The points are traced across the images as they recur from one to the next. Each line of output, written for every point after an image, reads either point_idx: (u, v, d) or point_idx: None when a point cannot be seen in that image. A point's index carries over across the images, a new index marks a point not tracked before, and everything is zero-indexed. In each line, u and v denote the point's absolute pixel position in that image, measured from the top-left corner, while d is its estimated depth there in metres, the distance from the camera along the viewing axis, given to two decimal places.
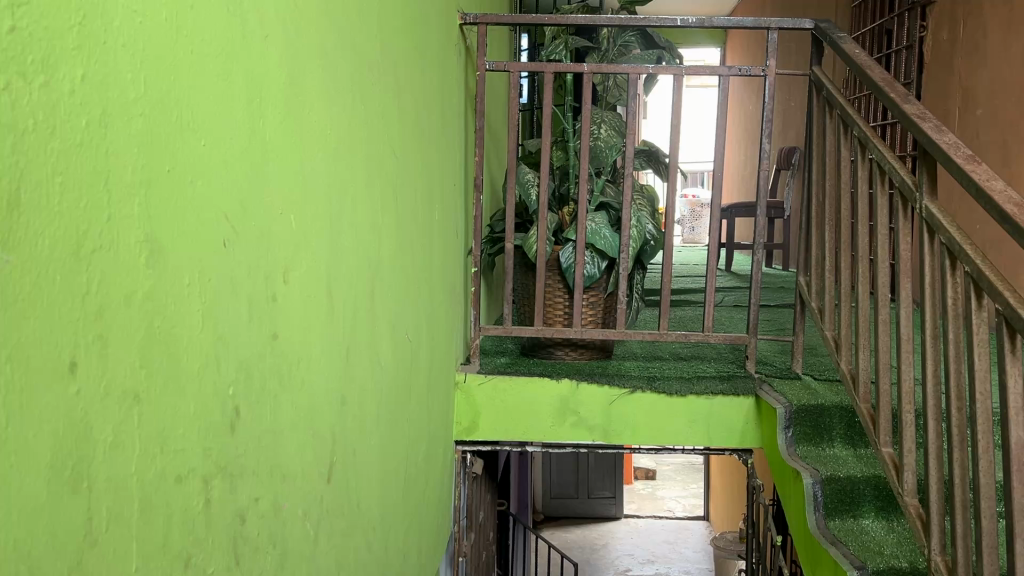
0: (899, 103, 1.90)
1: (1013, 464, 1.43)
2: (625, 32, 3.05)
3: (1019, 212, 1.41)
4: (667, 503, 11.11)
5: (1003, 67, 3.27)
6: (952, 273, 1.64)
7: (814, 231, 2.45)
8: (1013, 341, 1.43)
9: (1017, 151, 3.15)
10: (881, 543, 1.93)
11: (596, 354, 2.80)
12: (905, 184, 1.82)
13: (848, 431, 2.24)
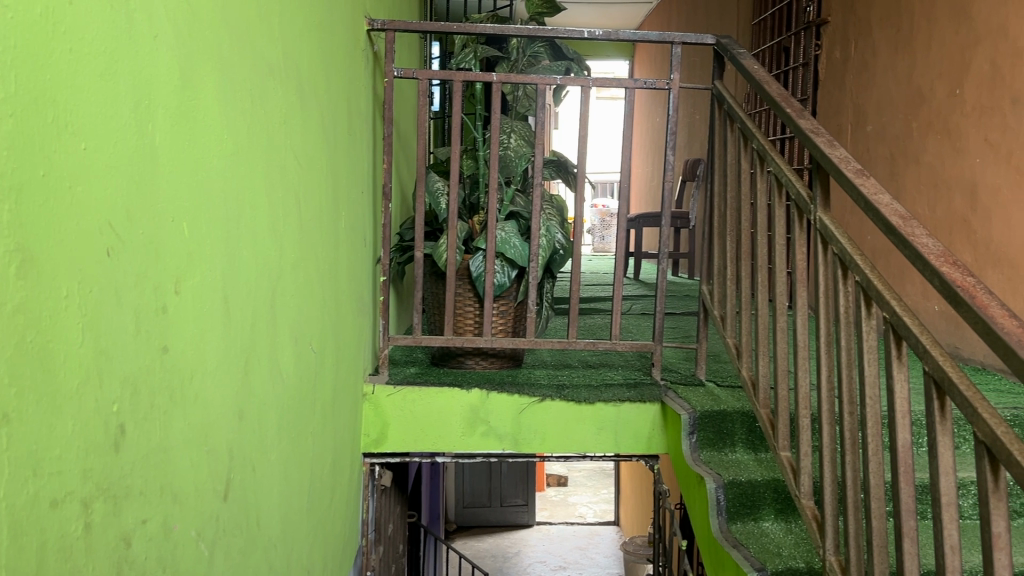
0: (795, 118, 1.97)
1: (900, 465, 1.49)
2: (534, 42, 3.06)
3: (904, 225, 1.48)
4: (578, 509, 11.22)
5: (891, 86, 3.43)
6: (844, 282, 1.70)
7: (716, 241, 2.51)
8: (899, 348, 1.50)
9: (904, 165, 3.32)
10: (780, 544, 1.98)
11: (506, 363, 2.80)
12: (800, 197, 1.89)
13: (749, 436, 2.30)
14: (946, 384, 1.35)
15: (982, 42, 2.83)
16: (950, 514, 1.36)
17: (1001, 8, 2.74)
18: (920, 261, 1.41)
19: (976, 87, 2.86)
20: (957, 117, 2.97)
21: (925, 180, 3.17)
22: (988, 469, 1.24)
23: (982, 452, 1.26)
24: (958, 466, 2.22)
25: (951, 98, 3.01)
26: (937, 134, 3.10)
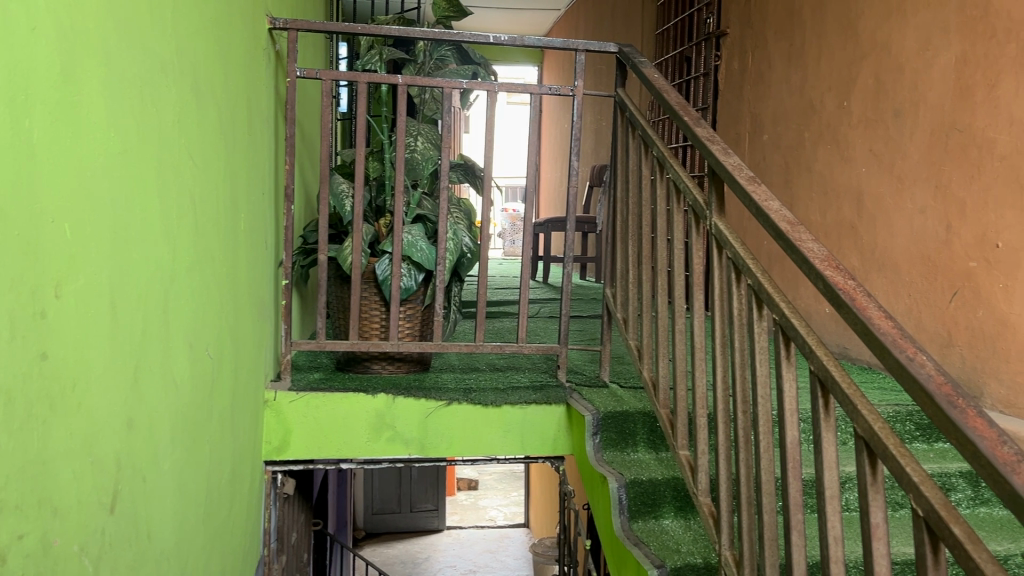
0: (692, 126, 2.03)
1: (789, 461, 1.55)
2: (440, 46, 3.06)
3: (792, 231, 1.55)
4: (489, 513, 11.23)
5: (785, 97, 3.57)
6: (738, 285, 1.77)
7: (619, 245, 2.56)
8: (787, 348, 1.56)
9: (798, 173, 3.46)
10: (680, 541, 2.04)
11: (413, 367, 2.78)
12: (697, 202, 1.95)
13: (650, 435, 2.35)
14: (829, 382, 1.41)
15: (867, 57, 2.98)
16: (834, 507, 1.42)
17: (884, 25, 2.89)
18: (806, 264, 1.47)
19: (862, 100, 3.01)
20: (845, 128, 3.11)
21: (816, 188, 3.31)
22: (867, 464, 1.31)
23: (861, 446, 1.33)
24: (841, 461, 2.33)
25: (839, 110, 3.16)
26: (826, 144, 3.24)
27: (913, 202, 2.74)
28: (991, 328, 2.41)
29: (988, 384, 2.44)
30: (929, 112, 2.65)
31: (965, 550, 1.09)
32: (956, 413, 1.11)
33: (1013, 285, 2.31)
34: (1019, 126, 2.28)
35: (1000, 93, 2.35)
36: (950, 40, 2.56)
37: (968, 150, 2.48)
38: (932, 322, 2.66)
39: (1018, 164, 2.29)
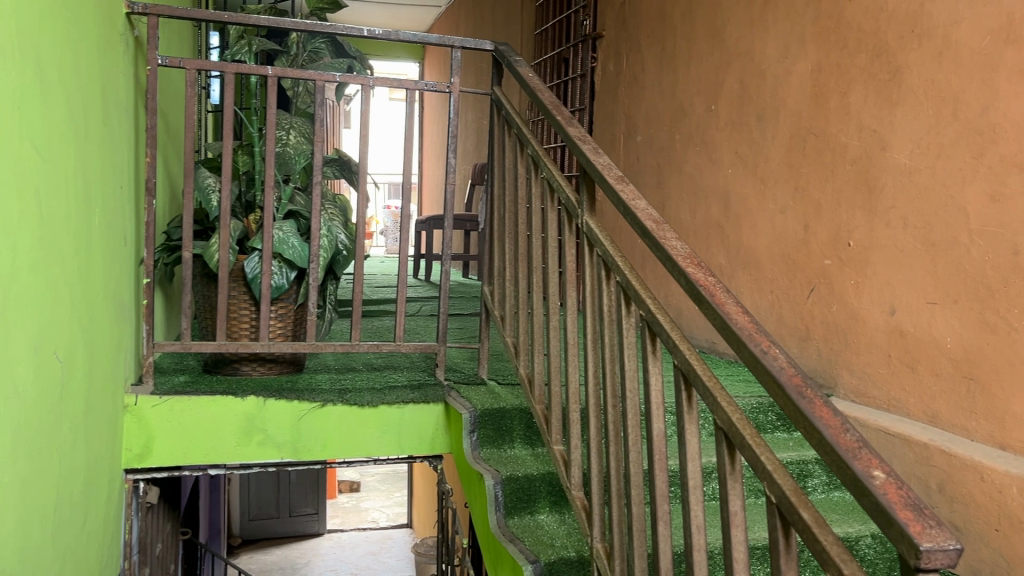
0: (564, 125, 2.05)
1: (655, 454, 1.59)
2: (314, 38, 2.98)
3: (657, 229, 1.58)
4: (371, 514, 11.08)
5: (657, 100, 3.67)
6: (608, 282, 1.80)
7: (496, 243, 2.56)
8: (653, 343, 1.60)
9: (670, 174, 3.57)
10: (554, 535, 2.05)
11: (286, 368, 2.70)
12: (569, 201, 1.97)
13: (527, 431, 2.35)
14: (692, 376, 1.46)
15: (733, 63, 3.10)
16: (696, 497, 1.46)
17: (748, 32, 3.01)
18: (670, 262, 1.51)
19: (728, 104, 3.13)
20: (713, 131, 3.23)
21: (687, 189, 3.43)
22: (726, 454, 1.36)
23: (720, 437, 1.37)
24: (705, 453, 2.41)
25: (707, 113, 3.27)
26: (696, 146, 3.36)
27: (774, 203, 2.87)
28: (844, 322, 2.55)
29: (841, 375, 2.59)
30: (789, 117, 2.78)
31: (812, 533, 1.14)
32: (804, 403, 1.16)
33: (863, 281, 2.46)
34: (868, 132, 2.43)
35: (852, 101, 2.49)
36: (807, 49, 2.69)
37: (823, 154, 2.62)
38: (793, 318, 2.79)
39: (867, 167, 2.43)
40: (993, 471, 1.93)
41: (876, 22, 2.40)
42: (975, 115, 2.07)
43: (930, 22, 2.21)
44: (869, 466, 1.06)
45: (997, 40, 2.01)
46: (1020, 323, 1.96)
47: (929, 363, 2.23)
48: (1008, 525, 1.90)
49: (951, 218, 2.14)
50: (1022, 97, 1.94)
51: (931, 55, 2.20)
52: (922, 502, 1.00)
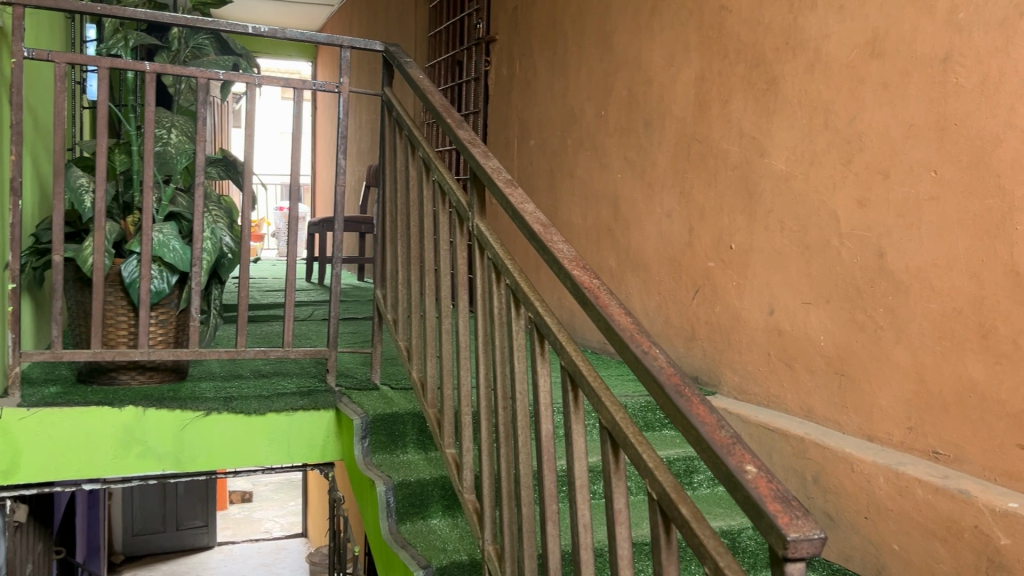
0: (454, 128, 2.04)
1: (544, 454, 1.60)
2: (197, 34, 2.88)
3: (544, 232, 1.60)
4: (264, 525, 10.78)
5: (549, 105, 3.71)
6: (498, 285, 1.80)
7: (388, 246, 2.53)
8: (542, 345, 1.62)
9: (562, 178, 3.62)
10: (446, 540, 2.05)
11: (167, 377, 2.58)
12: (459, 204, 1.97)
13: (419, 435, 2.33)
14: (578, 377, 1.48)
15: (621, 69, 3.17)
16: (583, 496, 1.48)
17: (635, 40, 3.09)
18: (557, 265, 1.53)
19: (617, 110, 3.20)
20: (603, 136, 3.30)
21: (578, 192, 3.49)
22: (610, 453, 1.38)
23: (605, 437, 1.40)
24: (593, 453, 2.45)
25: (597, 118, 3.34)
26: (587, 150, 3.41)
27: (661, 206, 2.95)
28: (727, 322, 2.65)
29: (724, 373, 2.68)
30: (674, 124, 2.87)
31: (691, 528, 1.18)
32: (682, 402, 1.19)
33: (744, 283, 2.56)
34: (748, 139, 2.52)
35: (732, 108, 2.59)
36: (690, 58, 2.78)
37: (706, 160, 2.71)
38: (679, 318, 2.88)
39: (747, 173, 2.53)
40: (862, 462, 2.04)
41: (754, 33, 2.50)
42: (844, 124, 2.18)
43: (802, 35, 2.32)
44: (741, 462, 1.09)
45: (863, 53, 2.13)
46: (885, 321, 2.08)
47: (804, 361, 2.34)
48: (876, 513, 2.01)
49: (823, 222, 2.25)
50: (886, 108, 2.07)
51: (804, 66, 2.31)
52: (790, 494, 1.04)
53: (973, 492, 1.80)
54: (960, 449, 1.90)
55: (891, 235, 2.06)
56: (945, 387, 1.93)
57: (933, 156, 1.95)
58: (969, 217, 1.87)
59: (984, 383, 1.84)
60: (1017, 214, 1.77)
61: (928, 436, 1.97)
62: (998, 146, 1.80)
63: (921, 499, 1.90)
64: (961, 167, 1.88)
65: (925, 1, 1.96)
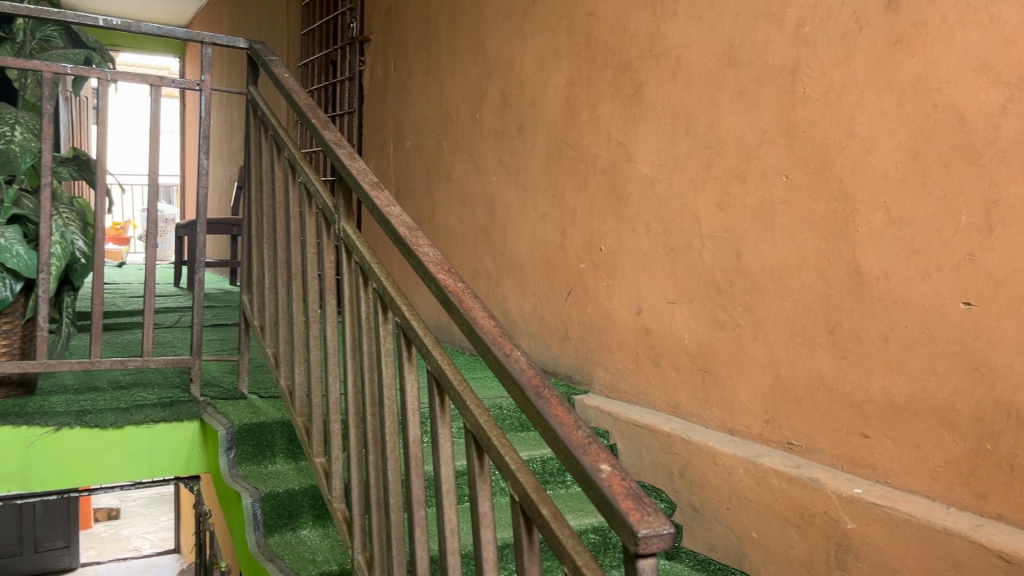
0: (320, 129, 2.00)
1: (412, 460, 1.58)
2: (44, 25, 2.71)
3: (410, 235, 1.58)
4: (133, 543, 10.25)
5: (424, 107, 3.69)
6: (364, 289, 1.77)
7: (255, 250, 2.45)
8: (409, 350, 1.60)
9: (438, 181, 3.61)
10: (316, 550, 2.00)
11: (13, 392, 2.41)
12: (326, 206, 1.92)
13: (288, 445, 2.26)
14: (444, 381, 1.47)
15: (495, 72, 3.19)
16: (450, 500, 1.47)
17: (507, 43, 3.11)
18: (421, 268, 1.51)
19: (491, 112, 3.22)
20: (478, 138, 3.31)
21: (455, 195, 3.49)
22: (475, 457, 1.38)
23: (470, 440, 1.39)
24: (460, 457, 2.45)
25: (472, 121, 3.34)
26: (462, 153, 3.41)
27: (535, 209, 2.98)
28: (598, 322, 2.70)
29: (596, 372, 2.73)
30: (546, 127, 2.91)
31: (551, 528, 1.19)
32: (541, 404, 1.20)
33: (613, 283, 2.62)
34: (616, 144, 2.59)
35: (600, 113, 2.64)
36: (561, 63, 2.83)
37: (576, 163, 2.76)
38: (552, 319, 2.92)
39: (615, 177, 2.59)
40: (724, 455, 2.12)
41: (620, 40, 2.56)
42: (704, 131, 2.27)
43: (665, 43, 2.40)
44: (597, 461, 1.11)
45: (720, 62, 2.22)
46: (743, 318, 2.17)
47: (670, 359, 2.41)
48: (737, 503, 2.10)
49: (686, 225, 2.33)
50: (741, 115, 2.16)
51: (667, 74, 2.39)
52: (641, 491, 1.07)
53: (822, 479, 1.91)
54: (811, 440, 2.01)
55: (748, 236, 2.15)
56: (797, 381, 2.04)
57: (784, 161, 2.05)
58: (817, 219, 1.98)
59: (832, 376, 1.96)
60: (858, 217, 1.89)
61: (783, 427, 2.08)
62: (841, 153, 1.92)
63: (776, 488, 1.99)
64: (809, 173, 1.99)
65: (775, 15, 2.06)
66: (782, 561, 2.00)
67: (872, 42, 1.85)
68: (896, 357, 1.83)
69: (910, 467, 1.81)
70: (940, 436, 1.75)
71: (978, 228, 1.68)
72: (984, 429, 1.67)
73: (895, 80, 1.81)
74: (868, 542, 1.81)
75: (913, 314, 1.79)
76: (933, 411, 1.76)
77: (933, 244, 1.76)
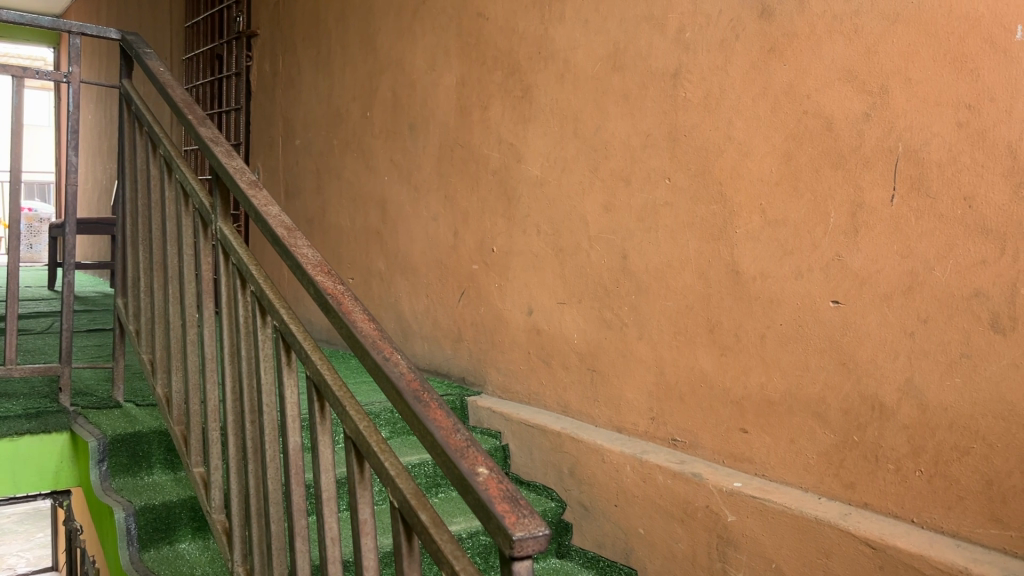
0: (196, 125, 1.92)
1: (292, 467, 1.53)
2: None
3: (288, 236, 1.54)
4: (6, 563, 9.64)
5: (314, 105, 3.61)
6: (242, 292, 1.71)
7: (129, 251, 2.33)
8: (288, 354, 1.55)
9: (329, 180, 3.53)
10: (194, 565, 1.93)
11: None
12: (203, 206, 1.85)
13: (166, 455, 2.16)
14: (323, 386, 1.43)
15: (385, 71, 3.14)
16: (331, 508, 1.44)
17: (398, 42, 3.07)
18: (299, 270, 1.47)
19: (382, 111, 3.17)
20: (369, 138, 3.25)
21: (346, 195, 3.42)
22: (355, 464, 1.34)
23: (349, 447, 1.35)
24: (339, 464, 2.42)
25: (363, 120, 3.29)
26: (353, 152, 3.36)
27: (427, 209, 2.96)
28: (490, 323, 2.70)
29: (489, 373, 2.73)
30: (437, 127, 2.89)
31: (430, 533, 1.17)
32: (420, 408, 1.18)
33: (505, 284, 2.62)
34: (506, 145, 2.59)
35: (490, 115, 2.65)
36: (451, 63, 2.81)
37: (468, 164, 2.76)
38: (445, 320, 2.90)
39: (505, 178, 2.60)
40: (611, 452, 2.16)
41: (509, 41, 2.57)
42: (591, 133, 2.30)
43: (552, 45, 2.41)
44: (474, 464, 1.10)
45: (606, 66, 2.25)
46: (629, 318, 2.21)
47: (560, 358, 2.43)
48: (624, 499, 2.14)
49: (574, 226, 2.36)
50: (626, 118, 2.20)
51: (555, 76, 2.41)
52: (518, 493, 1.06)
53: (703, 474, 1.96)
54: (694, 436, 2.06)
55: (633, 238, 2.19)
56: (680, 378, 2.09)
57: (667, 164, 2.10)
58: (697, 221, 2.03)
59: (713, 373, 2.02)
60: (736, 219, 1.95)
61: (668, 424, 2.13)
62: (720, 156, 1.98)
63: (661, 484, 2.04)
64: (690, 175, 2.04)
65: (657, 20, 2.11)
66: (666, 555, 2.04)
67: (748, 50, 1.92)
68: (772, 354, 1.90)
69: (785, 460, 1.88)
70: (812, 429, 1.83)
71: (844, 230, 1.76)
72: (852, 421, 1.76)
73: (769, 87, 1.88)
74: (746, 533, 1.87)
75: (787, 313, 1.86)
76: (805, 405, 1.84)
77: (804, 245, 1.83)
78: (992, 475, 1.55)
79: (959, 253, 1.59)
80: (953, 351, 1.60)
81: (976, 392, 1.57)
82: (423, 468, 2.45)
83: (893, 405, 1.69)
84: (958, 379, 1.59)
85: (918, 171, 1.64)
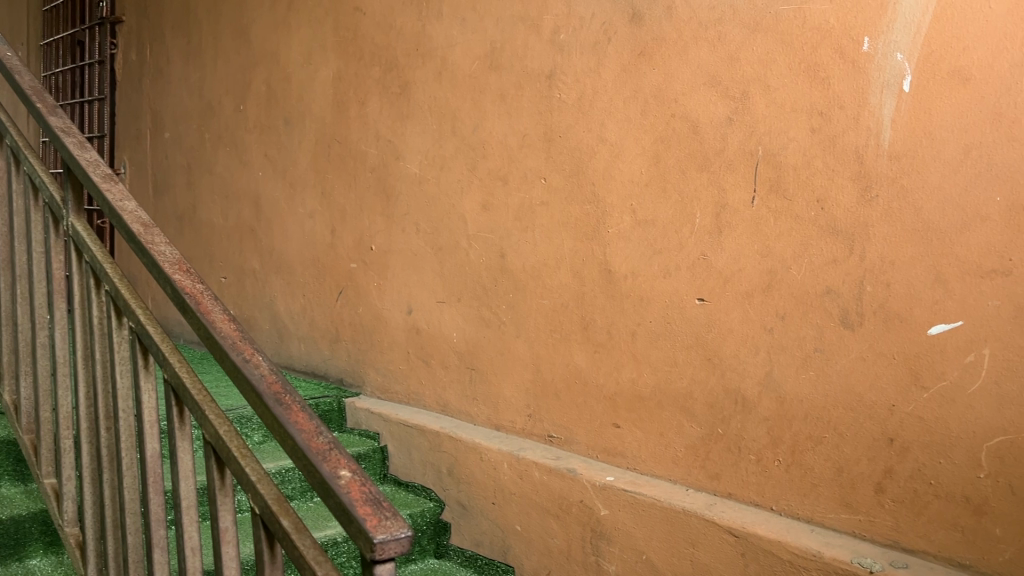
0: (45, 114, 1.80)
1: (149, 476, 1.46)
2: None
3: (144, 233, 1.46)
4: None
5: (185, 97, 3.46)
6: (96, 292, 1.61)
7: None
8: (145, 357, 1.48)
9: (201, 175, 3.39)
10: None
11: None
12: (53, 200, 1.73)
13: (15, 466, 2.01)
14: (182, 390, 1.36)
15: (259, 63, 3.05)
16: (190, 517, 1.37)
17: (272, 34, 2.98)
18: (156, 268, 1.40)
19: (256, 105, 3.07)
20: (242, 132, 3.15)
21: (218, 191, 3.30)
22: (214, 471, 1.29)
23: (209, 453, 1.30)
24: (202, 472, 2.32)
25: (236, 113, 3.18)
26: (226, 146, 3.24)
27: (303, 206, 2.89)
28: (369, 322, 2.66)
29: (367, 373, 2.68)
30: (314, 122, 2.82)
31: (292, 540, 1.14)
32: (280, 410, 1.15)
33: (384, 283, 2.59)
34: (384, 142, 2.56)
35: (368, 110, 2.60)
36: (327, 57, 2.75)
37: (345, 160, 2.70)
38: (323, 320, 2.84)
39: (384, 175, 2.56)
40: (489, 450, 2.16)
41: (386, 37, 2.54)
42: (468, 132, 2.30)
43: (430, 43, 2.40)
44: (336, 467, 1.08)
45: (483, 65, 2.25)
46: (507, 317, 2.22)
47: (439, 358, 2.42)
48: (501, 497, 2.15)
49: (453, 224, 2.35)
50: (503, 117, 2.21)
51: (432, 74, 2.39)
52: (380, 495, 1.05)
53: (578, 470, 2.00)
54: (570, 432, 2.09)
55: (510, 237, 2.20)
56: (556, 376, 2.12)
57: (542, 164, 2.12)
58: (572, 220, 2.06)
59: (587, 370, 2.05)
60: (608, 219, 1.99)
61: (544, 421, 2.15)
62: (593, 157, 2.01)
63: (538, 481, 2.06)
64: (565, 175, 2.07)
65: (533, 21, 2.13)
66: (543, 550, 2.06)
67: (619, 54, 1.96)
68: (642, 351, 1.95)
69: (655, 454, 1.93)
70: (680, 423, 1.89)
71: (709, 230, 1.82)
72: (716, 414, 1.82)
73: (639, 90, 1.92)
74: (620, 526, 1.92)
75: (656, 311, 1.91)
76: (673, 400, 1.90)
77: (672, 244, 1.88)
78: (842, 463, 1.64)
79: (813, 253, 1.68)
80: (808, 346, 1.69)
81: (828, 384, 1.66)
82: (295, 476, 2.38)
83: (754, 398, 1.77)
84: (812, 372, 1.68)
85: (776, 173, 1.72)
